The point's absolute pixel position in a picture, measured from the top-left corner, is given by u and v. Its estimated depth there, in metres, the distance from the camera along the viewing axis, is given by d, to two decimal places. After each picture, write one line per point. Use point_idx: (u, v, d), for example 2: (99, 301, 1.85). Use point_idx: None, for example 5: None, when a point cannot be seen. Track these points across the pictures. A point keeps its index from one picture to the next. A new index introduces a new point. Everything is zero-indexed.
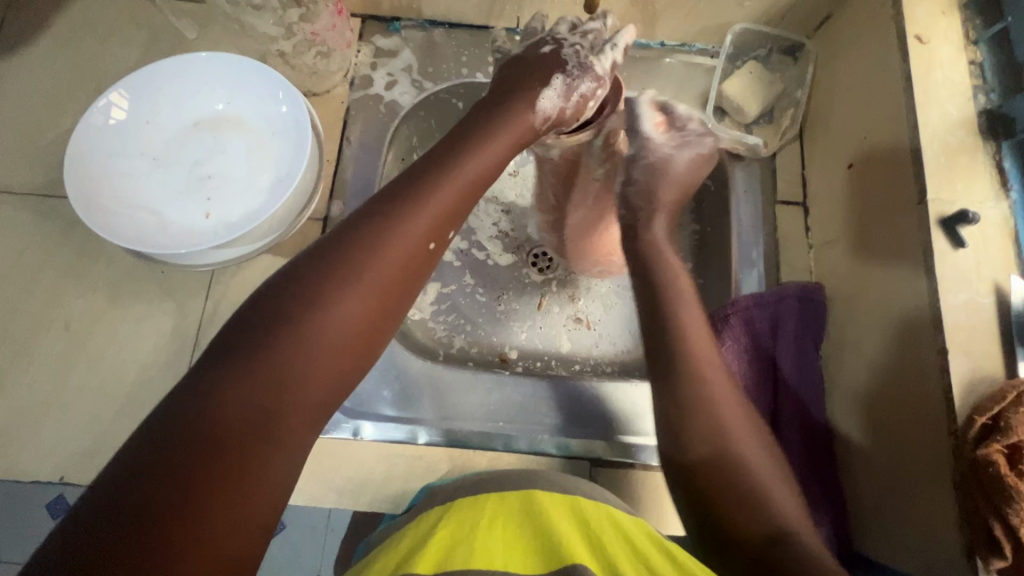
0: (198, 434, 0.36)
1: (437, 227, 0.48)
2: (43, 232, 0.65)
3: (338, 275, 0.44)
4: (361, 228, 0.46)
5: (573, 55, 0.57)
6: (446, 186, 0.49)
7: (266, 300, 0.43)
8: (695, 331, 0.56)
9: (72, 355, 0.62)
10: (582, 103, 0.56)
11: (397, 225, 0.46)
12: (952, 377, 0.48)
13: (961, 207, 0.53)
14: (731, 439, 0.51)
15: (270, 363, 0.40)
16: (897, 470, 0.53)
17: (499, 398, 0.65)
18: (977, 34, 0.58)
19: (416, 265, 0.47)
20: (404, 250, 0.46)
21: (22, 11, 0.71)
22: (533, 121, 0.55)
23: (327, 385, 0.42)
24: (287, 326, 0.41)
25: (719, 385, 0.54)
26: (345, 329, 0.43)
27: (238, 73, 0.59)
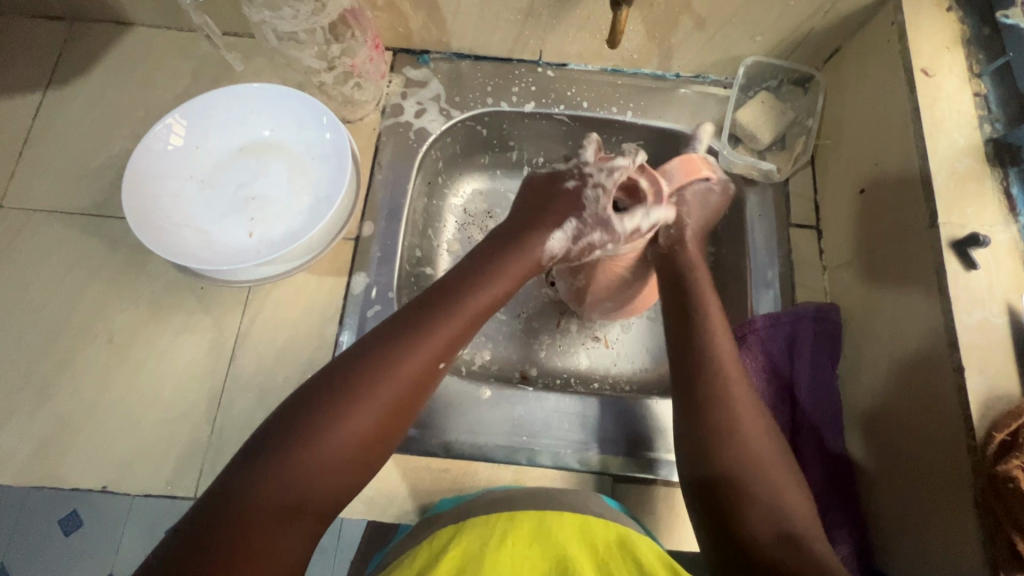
0: (227, 527, 0.41)
1: (450, 347, 0.53)
2: (89, 249, 0.69)
3: (358, 386, 0.48)
4: (380, 346, 0.50)
5: (593, 199, 0.63)
6: (463, 302, 0.54)
7: (298, 404, 0.47)
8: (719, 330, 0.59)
9: (115, 367, 0.65)
10: (586, 250, 0.64)
11: (416, 343, 0.51)
12: (970, 394, 0.50)
13: (972, 230, 0.55)
14: (753, 448, 0.53)
15: (291, 466, 0.44)
16: (916, 488, 0.54)
17: (521, 415, 0.67)
18: (980, 68, 0.61)
19: (428, 380, 0.51)
20: (420, 368, 0.50)
21: (78, 46, 0.77)
22: (541, 258, 0.61)
23: (338, 488, 0.46)
24: (311, 431, 0.45)
25: (742, 397, 0.55)
26: (357, 438, 0.47)
27: (285, 103, 0.63)
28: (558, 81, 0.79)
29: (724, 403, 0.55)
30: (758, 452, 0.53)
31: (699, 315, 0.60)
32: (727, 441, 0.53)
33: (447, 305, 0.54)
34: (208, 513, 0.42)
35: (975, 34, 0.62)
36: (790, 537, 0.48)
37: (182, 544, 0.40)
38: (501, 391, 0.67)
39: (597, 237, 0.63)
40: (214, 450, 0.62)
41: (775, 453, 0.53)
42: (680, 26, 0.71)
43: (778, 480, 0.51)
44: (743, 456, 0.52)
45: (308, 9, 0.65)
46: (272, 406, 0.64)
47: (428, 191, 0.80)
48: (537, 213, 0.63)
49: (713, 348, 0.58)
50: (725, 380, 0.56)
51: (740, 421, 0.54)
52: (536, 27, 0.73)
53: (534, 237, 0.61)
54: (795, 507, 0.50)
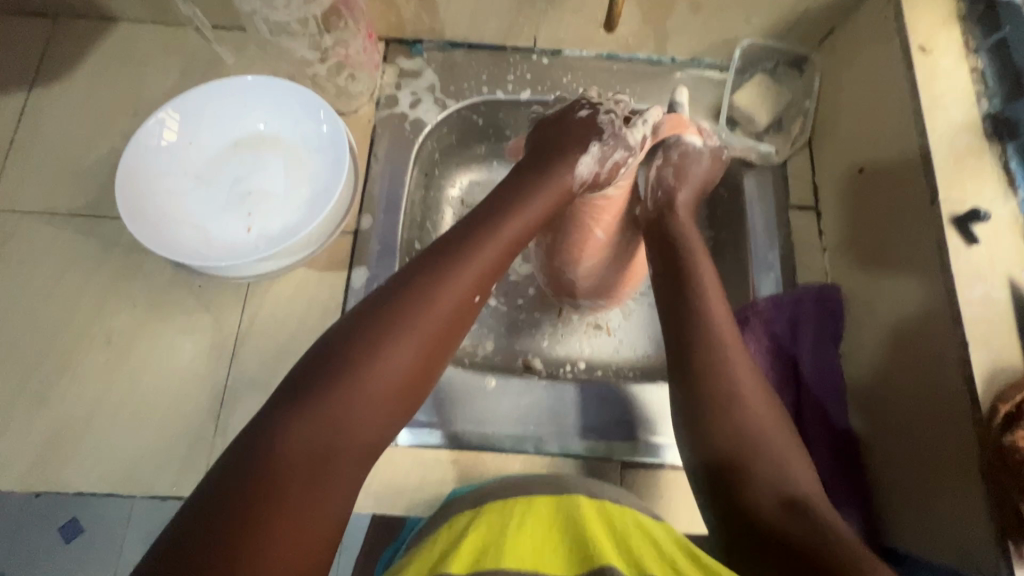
0: (269, 471, 0.40)
1: (479, 282, 0.52)
2: (83, 250, 0.68)
3: (390, 325, 0.47)
4: (408, 286, 0.49)
5: (609, 122, 0.65)
6: (490, 240, 0.53)
7: (327, 349, 0.46)
8: (715, 300, 0.60)
9: (114, 368, 0.64)
10: (614, 169, 0.64)
11: (444, 280, 0.50)
12: (974, 367, 0.50)
13: (971, 205, 0.55)
14: (756, 415, 0.53)
15: (327, 408, 0.43)
16: (922, 459, 0.55)
17: (530, 403, 0.66)
18: (977, 43, 0.61)
19: (461, 315, 0.51)
20: (452, 304, 0.49)
21: (64, 44, 0.75)
22: (570, 184, 0.61)
23: (375, 430, 0.45)
24: (345, 371, 0.45)
25: (739, 359, 0.56)
26: (392, 378, 0.46)
27: (280, 95, 0.62)
28: (554, 68, 0.79)
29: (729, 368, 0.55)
30: (760, 421, 0.53)
31: (693, 281, 0.61)
32: (726, 405, 0.53)
33: (472, 242, 0.53)
34: (243, 461, 0.41)
35: (971, 9, 0.62)
36: (794, 504, 0.48)
37: (221, 491, 0.39)
38: (507, 381, 0.67)
39: (620, 154, 0.64)
40: (220, 450, 0.62)
41: (774, 417, 0.54)
42: (675, 9, 0.71)
43: (779, 443, 0.52)
44: (745, 422, 0.53)
45: None
46: None
47: (425, 182, 0.79)
48: (554, 147, 0.63)
49: (716, 323, 0.58)
50: (720, 342, 0.57)
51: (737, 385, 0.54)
52: (531, 13, 0.73)
53: (559, 169, 0.61)
54: (796, 472, 0.50)
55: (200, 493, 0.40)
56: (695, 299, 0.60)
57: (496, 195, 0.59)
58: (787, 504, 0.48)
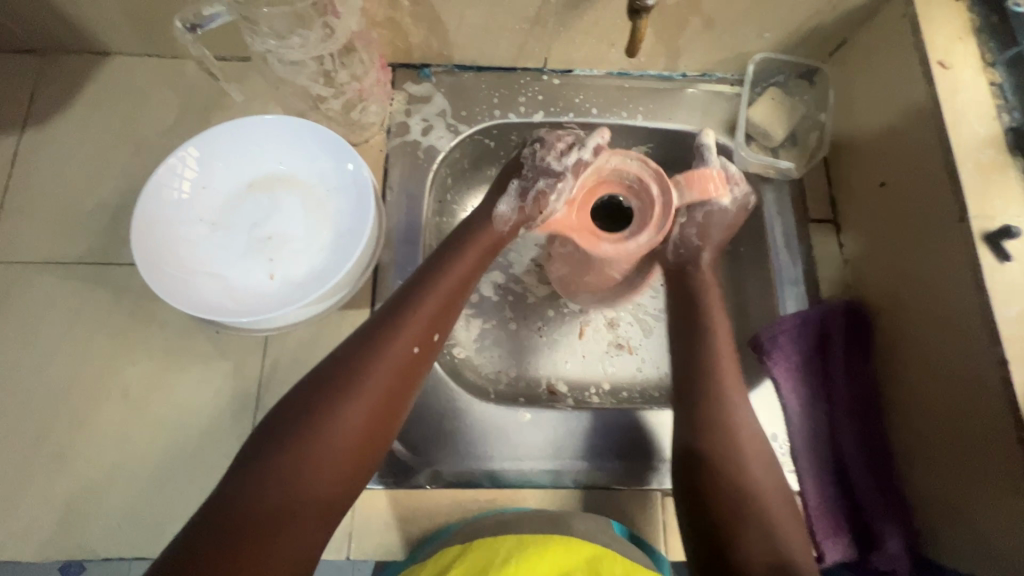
0: (235, 526, 0.46)
1: (420, 335, 0.57)
2: (91, 300, 0.65)
3: (341, 388, 0.52)
4: (357, 348, 0.55)
5: (531, 156, 0.68)
6: (427, 296, 0.59)
7: (285, 411, 0.52)
8: (725, 352, 0.63)
9: (133, 424, 0.61)
10: (538, 200, 0.67)
11: (386, 340, 0.55)
12: (1015, 386, 0.50)
13: (1002, 221, 0.55)
14: (751, 472, 0.56)
15: (285, 465, 0.49)
16: (957, 477, 0.56)
17: (562, 436, 0.65)
18: (993, 57, 0.61)
19: (408, 368, 0.56)
20: (394, 360, 0.55)
21: (55, 82, 0.72)
22: (500, 229, 0.66)
23: (334, 483, 0.51)
24: (301, 432, 0.50)
25: (742, 413, 0.59)
26: (347, 434, 0.51)
27: (295, 134, 0.59)
28: (566, 89, 0.78)
29: (732, 426, 0.58)
30: (759, 484, 0.56)
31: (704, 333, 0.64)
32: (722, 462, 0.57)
33: (413, 300, 0.58)
34: (213, 520, 0.47)
35: (985, 21, 0.63)
36: (781, 565, 0.51)
37: (194, 545, 0.45)
38: (540, 414, 0.66)
39: (544, 185, 0.66)
40: None
41: (767, 473, 0.57)
42: (688, 27, 0.70)
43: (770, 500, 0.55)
44: (740, 479, 0.56)
45: (318, 36, 0.62)
46: None
47: (439, 210, 0.78)
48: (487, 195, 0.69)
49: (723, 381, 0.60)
50: (724, 395, 0.60)
51: (738, 443, 0.58)
52: (543, 36, 0.71)
53: (486, 218, 0.67)
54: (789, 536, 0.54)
55: (176, 546, 0.46)
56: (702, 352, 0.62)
57: (437, 251, 0.64)
58: (773, 563, 0.51)
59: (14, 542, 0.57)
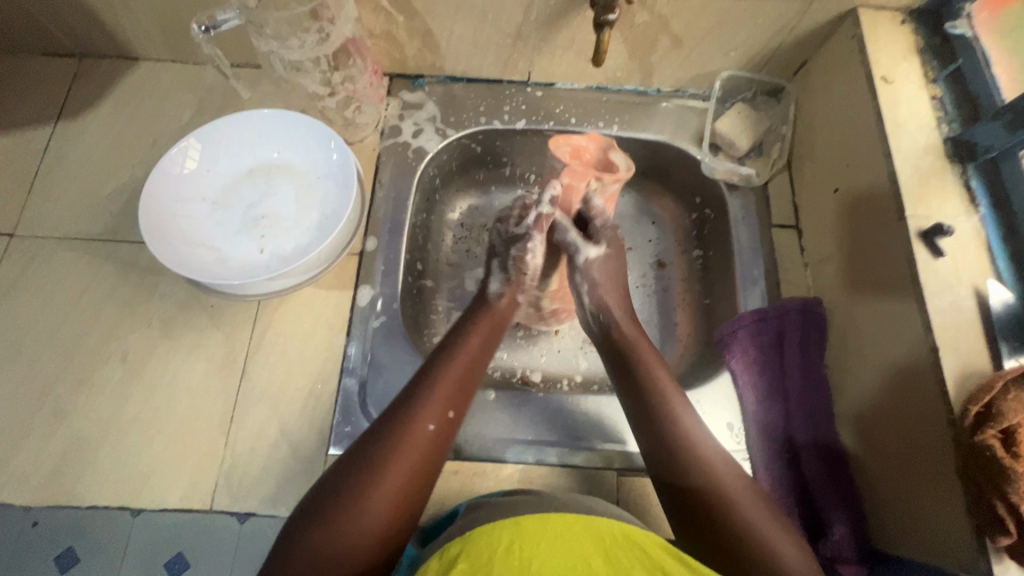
0: None
1: (450, 401, 0.58)
2: (103, 272, 0.71)
3: (376, 461, 0.52)
4: (387, 420, 0.55)
5: (502, 232, 0.73)
6: (452, 364, 0.60)
7: (322, 492, 0.51)
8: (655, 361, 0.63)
9: (129, 387, 0.66)
10: (522, 267, 0.70)
11: (417, 409, 0.56)
12: (945, 372, 0.53)
13: (937, 221, 0.59)
14: (732, 493, 0.53)
15: (324, 538, 0.48)
16: (904, 468, 0.57)
17: (526, 418, 0.69)
18: (936, 74, 0.66)
19: (441, 435, 0.56)
20: (427, 426, 0.55)
21: (88, 82, 0.81)
22: (496, 310, 0.68)
23: (368, 553, 0.48)
24: (337, 506, 0.49)
25: (693, 422, 0.59)
26: (382, 518, 0.50)
27: (292, 127, 0.66)
28: (547, 100, 0.84)
29: (699, 456, 0.56)
30: (733, 491, 0.53)
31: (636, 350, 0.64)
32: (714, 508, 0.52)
33: (439, 367, 0.60)
34: None
35: (929, 43, 0.68)
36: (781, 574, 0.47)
37: None
38: (507, 394, 0.70)
39: (517, 251, 0.70)
40: (230, 463, 0.64)
41: (751, 494, 0.53)
42: (658, 45, 0.76)
43: (757, 520, 0.51)
44: (724, 501, 0.52)
45: (314, 39, 0.68)
46: (284, 418, 0.66)
47: (427, 206, 0.84)
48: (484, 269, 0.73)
49: (678, 424, 0.58)
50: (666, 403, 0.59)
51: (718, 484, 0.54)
52: (525, 50, 0.78)
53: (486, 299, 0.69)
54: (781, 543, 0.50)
55: None
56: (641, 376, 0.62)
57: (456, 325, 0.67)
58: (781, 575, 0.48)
59: (12, 488, 0.62)
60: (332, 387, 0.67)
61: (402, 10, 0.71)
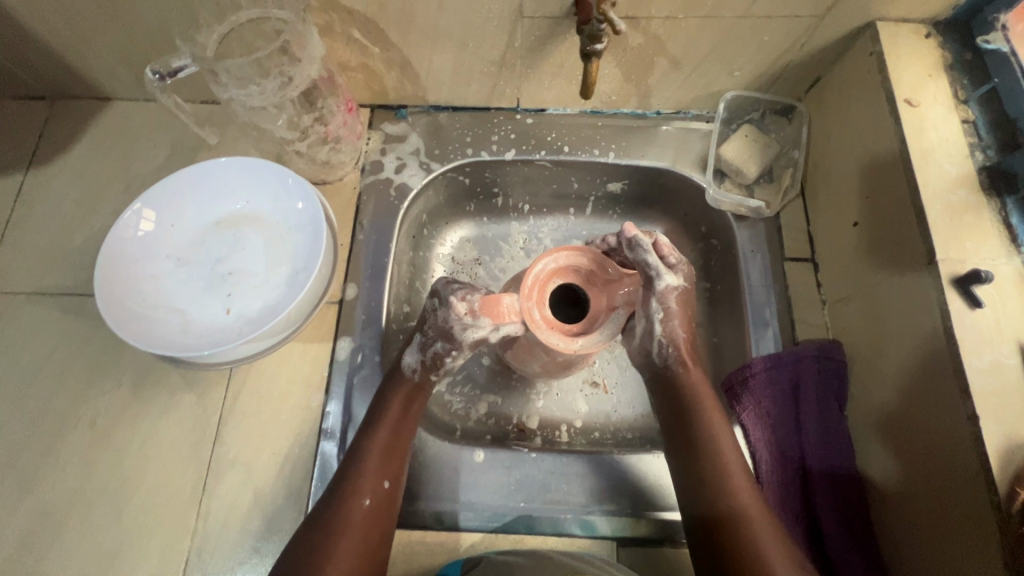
0: None
1: (383, 469, 0.57)
2: (71, 330, 0.68)
3: (320, 547, 0.52)
4: (327, 500, 0.55)
5: (433, 313, 0.63)
6: (380, 426, 0.59)
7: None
8: (705, 401, 0.62)
9: (98, 453, 0.63)
10: (437, 360, 0.62)
11: (352, 487, 0.55)
12: (987, 445, 0.46)
13: (972, 265, 0.52)
14: (759, 544, 0.52)
15: None
16: (937, 548, 0.51)
17: (517, 478, 0.63)
18: (966, 94, 0.60)
19: (380, 505, 0.55)
20: (366, 499, 0.55)
21: (58, 126, 0.77)
22: (411, 379, 0.62)
23: None
24: None
25: (734, 466, 0.57)
26: None
27: (258, 173, 0.62)
28: (538, 128, 0.79)
29: (726, 497, 0.55)
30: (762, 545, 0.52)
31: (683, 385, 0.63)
32: None
33: (367, 433, 0.59)
34: None
35: (958, 59, 0.61)
36: None
37: None
38: (496, 454, 0.64)
39: (441, 347, 0.62)
40: (201, 535, 0.60)
41: (780, 548, 0.52)
42: (655, 68, 0.70)
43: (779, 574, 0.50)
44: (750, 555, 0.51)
45: (275, 84, 0.63)
46: (259, 485, 0.62)
47: (414, 244, 0.79)
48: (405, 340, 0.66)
49: (724, 503, 0.55)
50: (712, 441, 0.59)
51: None
52: (511, 77, 0.73)
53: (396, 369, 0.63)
54: None
55: None
56: (689, 408, 0.62)
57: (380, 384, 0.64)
58: None
59: None
60: (308, 449, 0.63)
61: (377, 41, 0.66)
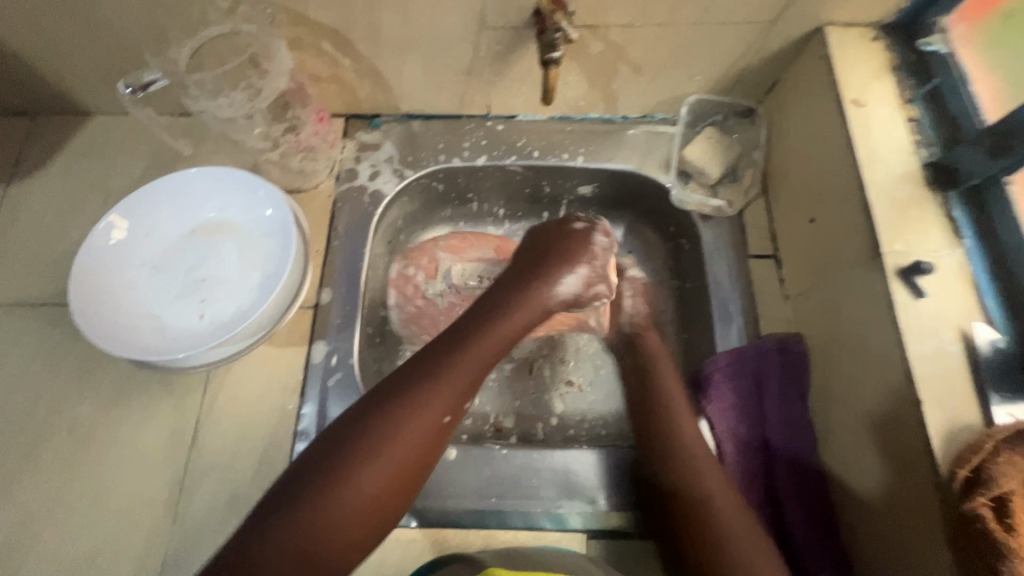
0: None
1: (453, 402, 0.50)
2: (50, 340, 0.69)
3: (362, 448, 0.46)
4: (388, 399, 0.49)
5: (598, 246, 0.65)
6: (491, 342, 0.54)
7: (301, 470, 0.46)
8: (665, 369, 0.68)
9: (77, 459, 0.64)
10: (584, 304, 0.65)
11: (416, 403, 0.49)
12: (930, 429, 0.48)
13: (916, 257, 0.54)
14: (711, 491, 0.57)
15: (304, 521, 0.43)
16: (891, 534, 0.53)
17: (490, 475, 0.64)
18: (912, 93, 0.62)
19: (442, 431, 0.50)
20: (432, 414, 0.49)
21: (37, 142, 0.79)
22: (552, 302, 0.60)
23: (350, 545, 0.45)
24: (315, 490, 0.44)
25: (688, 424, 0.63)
26: (356, 523, 0.45)
27: (229, 183, 0.64)
28: (509, 133, 0.80)
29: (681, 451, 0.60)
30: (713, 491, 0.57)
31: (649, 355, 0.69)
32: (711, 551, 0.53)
33: (456, 345, 0.53)
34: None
35: (904, 61, 0.64)
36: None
37: None
38: (467, 452, 0.65)
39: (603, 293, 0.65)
40: (179, 536, 0.61)
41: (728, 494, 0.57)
42: (618, 73, 0.72)
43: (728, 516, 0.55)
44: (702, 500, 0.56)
45: (242, 95, 0.70)
46: (235, 486, 0.63)
47: (389, 249, 0.80)
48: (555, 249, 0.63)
49: (678, 456, 0.60)
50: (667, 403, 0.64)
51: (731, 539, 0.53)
52: (480, 85, 0.75)
53: (546, 284, 0.60)
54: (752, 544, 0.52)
55: None
56: (653, 374, 0.67)
57: (494, 292, 0.60)
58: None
59: None
60: (284, 451, 0.64)
61: (346, 53, 0.68)
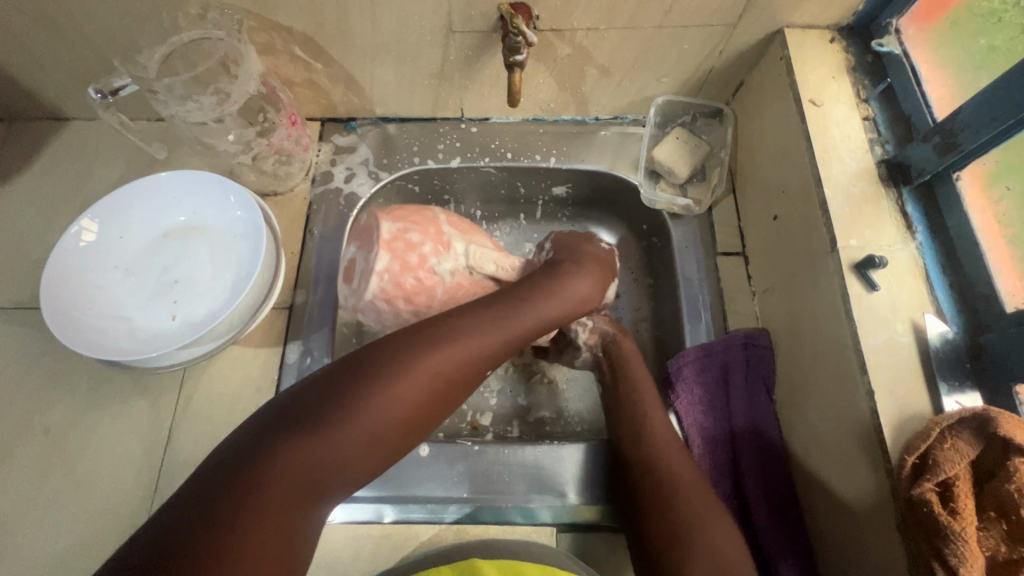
0: (251, 485, 0.40)
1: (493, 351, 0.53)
2: (24, 344, 0.70)
3: (392, 368, 0.48)
4: (422, 329, 0.51)
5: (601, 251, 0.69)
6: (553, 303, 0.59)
7: (326, 380, 0.47)
8: (639, 369, 0.67)
9: (51, 461, 0.65)
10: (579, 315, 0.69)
11: (462, 334, 0.51)
12: (882, 417, 0.50)
13: (870, 252, 0.56)
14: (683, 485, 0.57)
15: (321, 434, 0.44)
16: (849, 521, 0.54)
17: (463, 470, 0.65)
18: (867, 94, 0.65)
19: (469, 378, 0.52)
20: (471, 351, 0.51)
21: (14, 148, 0.80)
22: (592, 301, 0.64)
23: (358, 471, 0.46)
24: (339, 401, 0.45)
25: (659, 421, 0.63)
26: (370, 441, 0.46)
27: (201, 185, 0.65)
28: (482, 135, 0.82)
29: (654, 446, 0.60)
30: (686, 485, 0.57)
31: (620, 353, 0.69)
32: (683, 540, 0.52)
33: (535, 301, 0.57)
34: (213, 480, 0.40)
35: (861, 63, 0.66)
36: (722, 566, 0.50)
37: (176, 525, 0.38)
38: (441, 449, 0.66)
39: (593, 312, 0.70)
40: None
41: (701, 487, 0.57)
42: (587, 76, 0.74)
43: (701, 508, 0.54)
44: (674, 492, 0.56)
45: (213, 100, 0.70)
46: None
47: None
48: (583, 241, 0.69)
49: (653, 450, 0.60)
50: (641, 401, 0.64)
51: (704, 528, 0.53)
52: (452, 89, 0.76)
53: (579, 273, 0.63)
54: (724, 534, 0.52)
55: (170, 505, 0.39)
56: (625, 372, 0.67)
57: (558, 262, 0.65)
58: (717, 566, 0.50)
59: None
60: None
61: (319, 58, 0.70)
